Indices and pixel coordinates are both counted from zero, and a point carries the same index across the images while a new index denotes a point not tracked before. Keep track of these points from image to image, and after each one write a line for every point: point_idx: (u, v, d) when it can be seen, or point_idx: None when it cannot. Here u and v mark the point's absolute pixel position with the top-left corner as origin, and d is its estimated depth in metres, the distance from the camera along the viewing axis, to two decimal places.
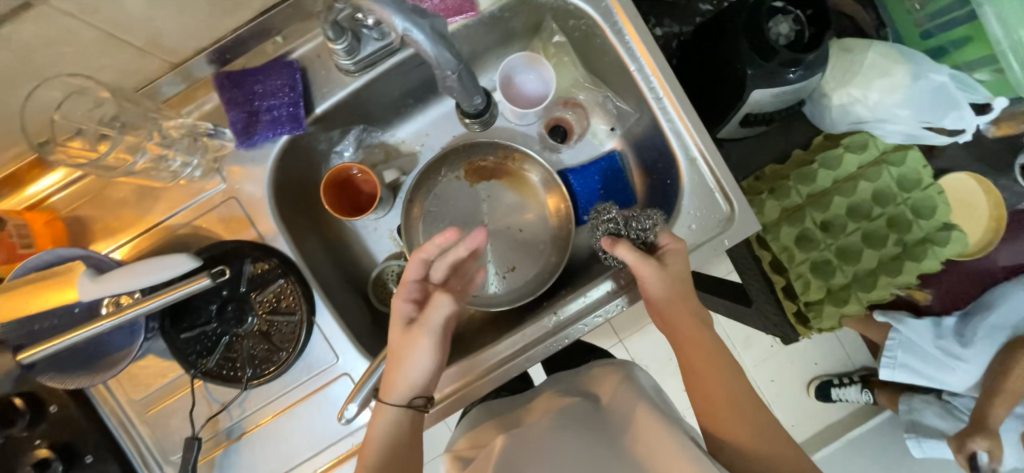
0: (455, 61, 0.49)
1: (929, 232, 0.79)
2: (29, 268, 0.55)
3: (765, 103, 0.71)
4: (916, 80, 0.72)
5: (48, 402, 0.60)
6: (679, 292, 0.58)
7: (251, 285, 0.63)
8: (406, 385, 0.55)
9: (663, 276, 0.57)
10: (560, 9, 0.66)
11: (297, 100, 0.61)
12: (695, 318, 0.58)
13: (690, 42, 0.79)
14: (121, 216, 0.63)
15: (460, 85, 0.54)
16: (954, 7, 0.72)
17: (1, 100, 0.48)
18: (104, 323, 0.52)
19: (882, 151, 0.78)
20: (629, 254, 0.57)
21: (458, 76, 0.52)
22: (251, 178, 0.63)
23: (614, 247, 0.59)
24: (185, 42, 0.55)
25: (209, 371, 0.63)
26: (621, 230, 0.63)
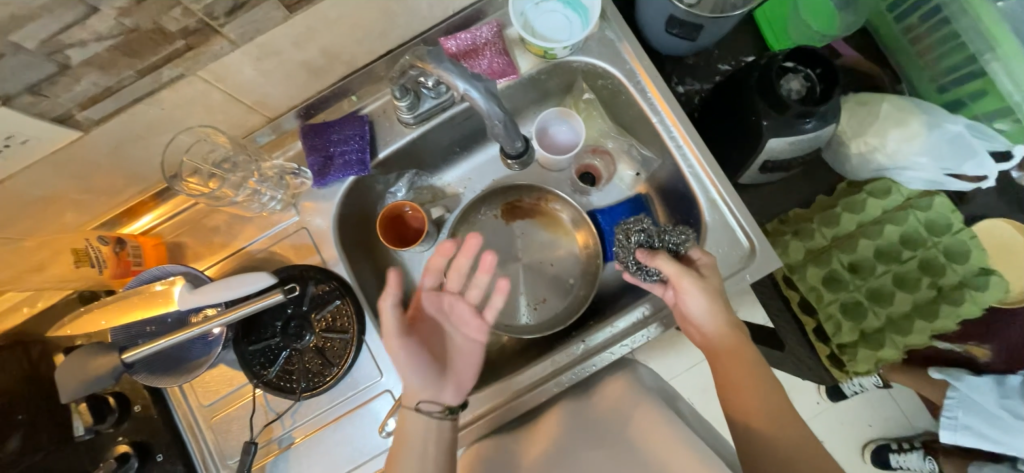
0: (503, 114, 0.59)
1: (964, 276, 0.79)
2: (142, 280, 0.66)
3: (782, 151, 0.77)
4: (932, 130, 0.76)
5: (135, 401, 0.69)
6: (722, 312, 0.62)
7: (312, 304, 0.72)
8: (418, 386, 0.63)
9: (703, 289, 0.61)
10: (589, 72, 0.76)
11: (365, 147, 0.72)
12: (731, 334, 0.62)
13: (709, 97, 0.87)
14: (212, 242, 0.75)
15: (506, 133, 0.64)
16: (963, 64, 0.77)
17: (143, 146, 0.62)
18: (193, 329, 0.61)
19: (906, 196, 0.81)
20: (670, 265, 0.62)
21: (504, 126, 0.62)
22: (321, 211, 0.74)
23: (653, 258, 0.63)
24: (282, 101, 0.69)
25: (270, 381, 0.70)
26: (650, 241, 0.67)
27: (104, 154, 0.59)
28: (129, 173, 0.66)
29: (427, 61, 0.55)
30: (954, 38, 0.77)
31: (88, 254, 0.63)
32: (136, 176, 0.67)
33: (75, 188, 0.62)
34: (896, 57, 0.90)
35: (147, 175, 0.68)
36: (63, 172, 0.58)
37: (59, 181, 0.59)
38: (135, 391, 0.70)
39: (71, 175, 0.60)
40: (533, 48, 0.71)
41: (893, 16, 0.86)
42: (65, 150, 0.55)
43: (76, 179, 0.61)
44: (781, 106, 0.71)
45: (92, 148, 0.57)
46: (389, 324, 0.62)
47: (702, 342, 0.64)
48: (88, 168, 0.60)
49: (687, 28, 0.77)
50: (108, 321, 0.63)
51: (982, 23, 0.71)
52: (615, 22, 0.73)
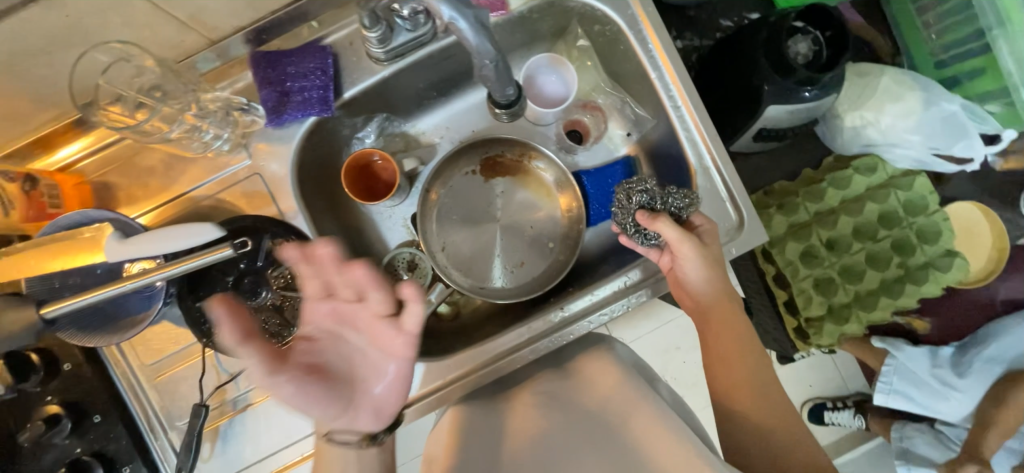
0: (495, 52, 0.51)
1: (930, 257, 0.80)
2: (60, 226, 0.57)
3: (780, 119, 0.73)
4: (929, 108, 0.75)
5: (64, 360, 0.62)
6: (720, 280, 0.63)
7: (269, 259, 0.65)
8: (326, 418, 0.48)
9: (700, 256, 0.61)
10: (586, 14, 0.68)
11: (328, 84, 0.63)
12: (723, 299, 0.64)
13: (709, 56, 0.81)
14: (146, 184, 0.65)
15: (496, 76, 0.56)
16: (970, 38, 0.74)
17: (47, 63, 0.50)
18: (121, 285, 0.53)
19: (890, 174, 0.80)
20: (672, 229, 0.61)
21: (496, 66, 0.54)
22: (276, 155, 0.65)
23: (654, 221, 0.62)
24: (226, 21, 0.57)
25: (221, 342, 0.64)
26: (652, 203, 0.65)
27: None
28: (34, 96, 0.54)
29: None
30: (965, 9, 0.72)
31: None
32: (44, 101, 0.56)
33: None
34: (900, 27, 0.85)
35: (58, 100, 0.57)
36: None
37: None
38: (63, 347, 0.62)
39: None
40: None
41: None
42: None
43: None
44: (786, 71, 0.67)
45: None
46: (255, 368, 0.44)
47: (693, 306, 0.65)
48: None
49: None
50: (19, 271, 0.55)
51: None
52: None
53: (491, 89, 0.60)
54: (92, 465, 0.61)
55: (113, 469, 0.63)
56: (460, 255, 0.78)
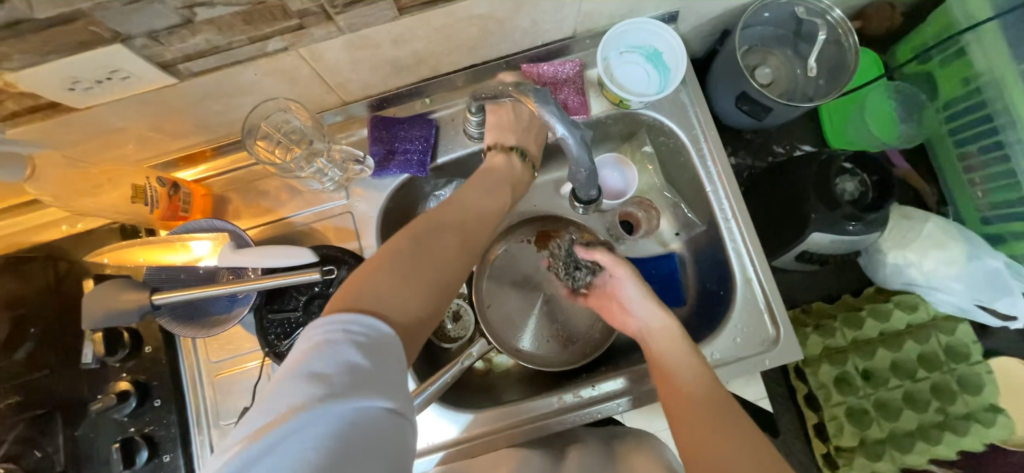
0: (590, 162, 0.61)
1: (972, 409, 0.79)
2: (187, 228, 0.67)
3: (823, 245, 0.78)
4: (972, 260, 0.77)
5: (147, 342, 0.70)
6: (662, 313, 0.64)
7: (340, 288, 0.72)
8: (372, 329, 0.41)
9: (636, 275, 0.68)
10: (655, 127, 0.78)
11: (427, 150, 0.74)
12: (667, 324, 0.62)
13: (759, 176, 0.89)
14: (257, 205, 0.76)
15: (585, 180, 0.64)
16: (1015, 202, 0.79)
17: (224, 102, 0.63)
18: (223, 288, 0.63)
19: (931, 316, 0.82)
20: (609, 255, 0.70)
21: (587, 172, 0.63)
22: (367, 199, 0.76)
23: (592, 250, 0.71)
24: (361, 89, 0.71)
25: (281, 353, 0.71)
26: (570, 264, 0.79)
27: (187, 102, 0.61)
28: (201, 124, 0.68)
29: (533, 98, 0.56)
30: (1011, 175, 0.79)
31: (145, 192, 0.65)
32: (206, 127, 0.69)
33: (149, 127, 0.64)
34: (945, 179, 0.91)
35: (215, 128, 0.70)
36: (146, 109, 0.60)
37: (138, 116, 0.61)
38: (149, 331, 0.71)
39: (151, 114, 0.62)
40: (609, 95, 0.73)
41: (954, 140, 0.87)
42: (155, 92, 0.57)
43: (152, 118, 0.63)
44: (832, 204, 0.73)
45: (180, 95, 0.59)
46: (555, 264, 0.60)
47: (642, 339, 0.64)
48: (168, 111, 0.62)
49: (758, 107, 0.79)
50: (146, 259, 0.64)
51: None
52: (691, 87, 0.76)
53: (576, 188, 0.69)
54: (139, 446, 0.66)
55: (154, 454, 0.67)
56: (503, 317, 0.82)
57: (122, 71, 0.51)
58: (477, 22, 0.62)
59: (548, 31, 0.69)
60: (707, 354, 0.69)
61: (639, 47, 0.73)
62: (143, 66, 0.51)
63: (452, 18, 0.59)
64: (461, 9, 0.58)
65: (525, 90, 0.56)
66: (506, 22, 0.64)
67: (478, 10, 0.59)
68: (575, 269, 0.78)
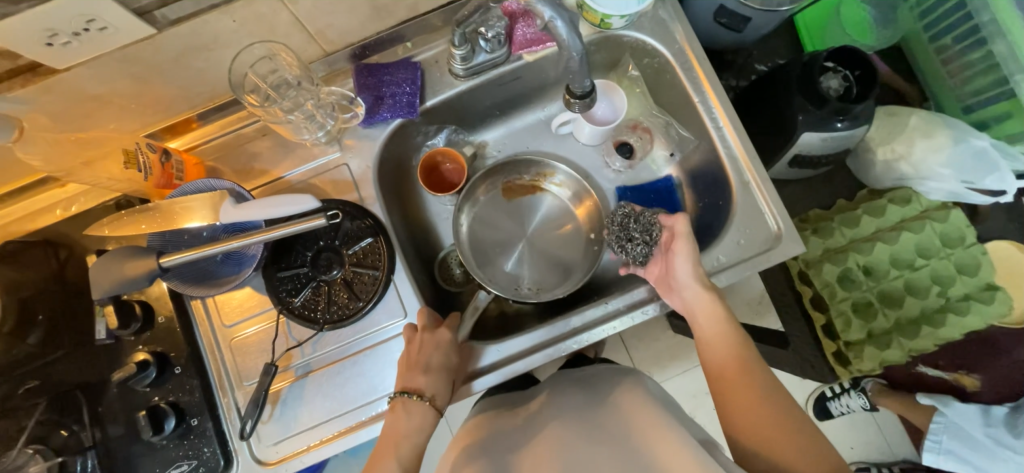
0: (582, 46, 0.59)
1: (970, 290, 0.82)
2: (185, 191, 0.67)
3: (814, 146, 0.79)
4: (958, 144, 0.79)
5: (159, 313, 0.70)
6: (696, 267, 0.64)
7: (346, 238, 0.73)
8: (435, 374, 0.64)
9: (681, 251, 0.65)
10: (638, 49, 0.78)
11: (416, 92, 0.74)
12: (715, 305, 0.62)
13: (744, 93, 0.90)
14: (251, 168, 0.75)
15: (579, 69, 0.62)
16: (992, 86, 0.81)
17: (205, 58, 0.63)
18: (230, 243, 0.62)
19: (925, 207, 0.84)
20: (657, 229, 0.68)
21: (581, 59, 0.60)
22: (361, 150, 0.75)
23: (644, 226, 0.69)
24: (342, 37, 0.70)
25: (294, 309, 0.71)
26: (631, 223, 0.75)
27: (167, 59, 0.60)
28: (183, 86, 0.66)
29: None
30: (987, 59, 0.80)
31: (138, 158, 0.64)
32: (188, 91, 0.68)
33: (131, 92, 0.63)
34: (926, 77, 0.92)
35: (198, 91, 0.69)
36: (126, 70, 0.59)
37: (119, 79, 0.60)
38: (159, 301, 0.70)
39: (131, 76, 0.61)
40: (589, 15, 0.73)
41: (929, 36, 0.89)
42: (136, 45, 0.56)
43: (133, 80, 0.61)
44: (819, 102, 0.74)
45: (159, 49, 0.58)
46: (673, 241, 0.66)
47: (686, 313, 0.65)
48: (150, 72, 0.61)
49: (737, 19, 0.80)
50: (149, 225, 0.64)
51: (1015, 47, 0.74)
52: (668, 3, 0.76)
53: (568, 81, 0.66)
54: (166, 414, 0.66)
55: (182, 420, 0.68)
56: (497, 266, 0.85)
57: (99, 20, 0.50)
58: None
59: None
60: (712, 259, 0.71)
61: None
62: (118, 12, 0.50)
63: None
64: None
65: None
66: None
67: None
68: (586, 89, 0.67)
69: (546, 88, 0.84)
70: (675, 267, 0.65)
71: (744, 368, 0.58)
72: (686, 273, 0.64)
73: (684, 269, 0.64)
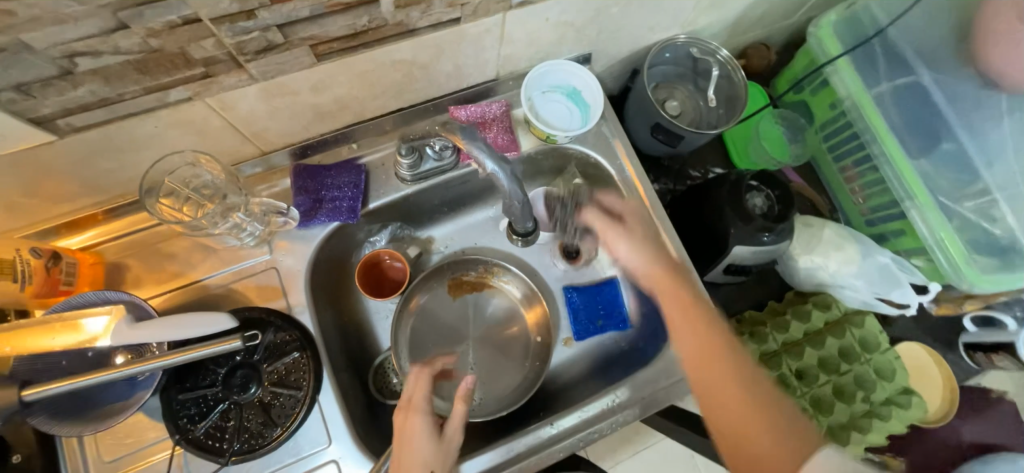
0: (524, 194, 0.61)
1: (890, 394, 0.87)
2: (70, 304, 0.57)
3: (744, 257, 0.84)
4: (866, 258, 0.87)
5: (15, 451, 0.56)
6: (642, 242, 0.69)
7: (266, 353, 0.65)
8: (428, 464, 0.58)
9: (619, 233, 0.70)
10: (583, 160, 0.82)
11: (358, 196, 0.71)
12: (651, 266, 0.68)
13: (680, 199, 0.96)
14: (164, 269, 0.67)
15: (520, 211, 0.67)
16: (886, 206, 0.92)
17: (119, 159, 0.57)
18: (120, 370, 0.54)
19: (843, 312, 0.90)
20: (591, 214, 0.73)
21: (521, 204, 0.64)
22: (294, 252, 0.70)
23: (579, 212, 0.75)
24: (281, 139, 0.67)
25: (195, 439, 0.61)
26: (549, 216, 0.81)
27: (71, 161, 0.54)
28: (90, 185, 0.60)
29: (460, 137, 0.56)
30: (881, 183, 0.91)
31: (13, 266, 0.55)
32: (96, 189, 0.61)
33: (21, 192, 0.56)
34: (833, 189, 1.03)
35: (108, 189, 0.62)
36: (17, 173, 0.52)
37: (5, 181, 0.53)
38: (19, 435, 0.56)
39: (23, 177, 0.54)
40: (535, 130, 0.74)
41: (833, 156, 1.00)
42: (30, 151, 0.50)
43: (25, 181, 0.54)
44: (747, 219, 0.79)
45: (61, 153, 0.52)
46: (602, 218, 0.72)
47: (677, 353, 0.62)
48: (47, 173, 0.55)
49: (671, 135, 0.86)
50: (13, 348, 0.52)
51: (903, 176, 0.85)
52: (610, 121, 0.81)
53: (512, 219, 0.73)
54: None
55: None
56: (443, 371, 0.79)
57: None
58: (400, 67, 0.62)
59: (471, 75, 0.71)
60: (657, 374, 0.70)
61: (559, 86, 0.76)
62: (9, 122, 0.45)
63: (374, 63, 0.59)
64: (382, 55, 0.58)
65: (451, 129, 0.56)
66: (429, 67, 0.64)
67: (400, 55, 0.59)
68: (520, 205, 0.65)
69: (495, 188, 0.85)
70: (613, 237, 0.71)
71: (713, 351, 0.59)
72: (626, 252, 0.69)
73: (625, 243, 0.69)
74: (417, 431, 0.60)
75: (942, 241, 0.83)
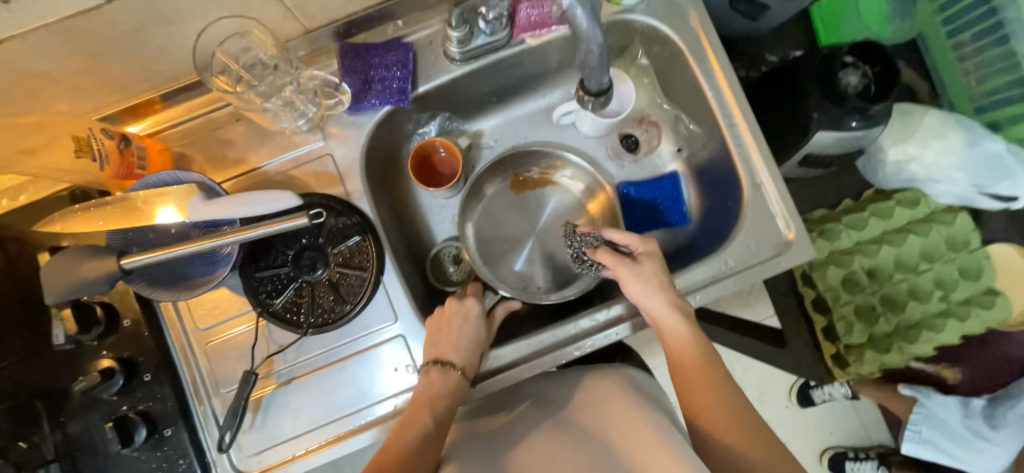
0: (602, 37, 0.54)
1: (972, 294, 0.81)
2: (147, 184, 0.60)
3: (827, 146, 0.76)
4: (971, 146, 0.77)
5: (124, 316, 0.64)
6: (657, 290, 0.60)
7: (330, 237, 0.67)
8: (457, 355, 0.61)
9: (635, 274, 0.61)
10: (650, 35, 0.72)
11: (407, 77, 0.67)
12: (675, 316, 0.58)
13: (755, 85, 0.85)
14: (223, 156, 0.68)
15: (594, 63, 0.58)
16: (1009, 85, 0.78)
17: (167, 33, 0.55)
18: (202, 243, 0.57)
19: (933, 209, 0.82)
20: (608, 256, 0.63)
21: (599, 53, 0.56)
22: (347, 140, 0.69)
23: (594, 251, 0.65)
24: (325, 13, 0.62)
25: (275, 312, 0.66)
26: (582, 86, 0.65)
27: (122, 33, 0.52)
28: (143, 64, 0.59)
29: None
30: (1008, 57, 0.76)
31: (91, 145, 0.57)
32: (149, 69, 0.60)
33: (81, 70, 0.55)
34: (939, 72, 0.89)
35: (160, 70, 0.61)
36: (73, 45, 0.51)
37: (65, 56, 0.52)
38: (125, 303, 0.64)
39: (80, 51, 0.53)
40: None
41: (947, 30, 0.85)
42: (82, 18, 0.48)
43: (83, 57, 0.54)
44: (838, 99, 0.70)
45: (111, 23, 0.50)
46: (627, 272, 0.62)
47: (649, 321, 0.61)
48: (102, 48, 0.53)
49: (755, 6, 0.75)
50: (106, 222, 0.58)
51: None
52: None
53: (584, 79, 0.62)
54: (137, 424, 0.61)
55: (154, 430, 0.63)
56: (508, 267, 0.80)
57: None
58: None
59: None
60: (721, 263, 0.68)
61: None
62: None
63: None
64: None
65: None
66: None
67: None
68: (580, 260, 0.72)
69: (547, 75, 0.79)
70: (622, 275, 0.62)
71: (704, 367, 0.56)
72: (645, 299, 0.60)
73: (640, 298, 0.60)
74: (467, 315, 0.64)
75: None
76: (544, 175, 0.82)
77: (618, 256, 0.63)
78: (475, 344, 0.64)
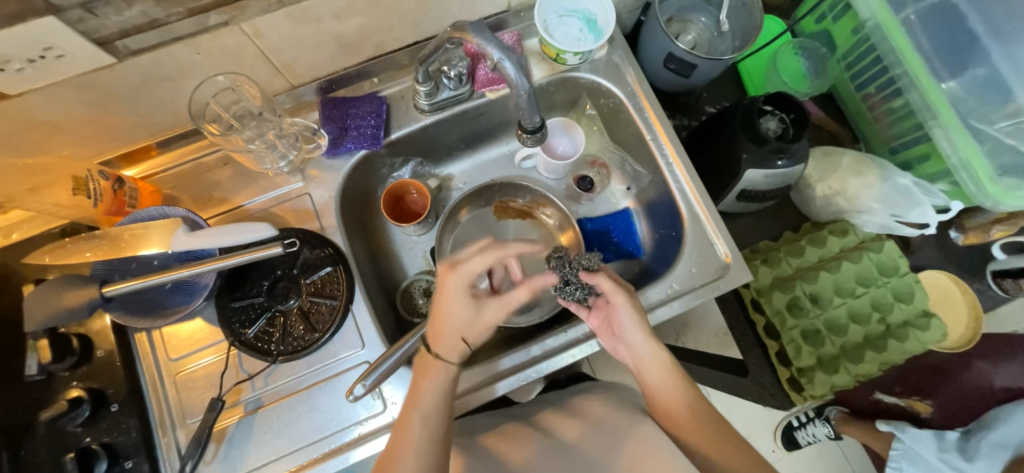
0: (529, 85, 0.61)
1: (908, 316, 0.87)
2: (136, 219, 0.66)
3: (758, 182, 0.85)
4: (886, 182, 0.86)
5: (98, 347, 0.66)
6: (645, 328, 0.65)
7: (303, 268, 0.72)
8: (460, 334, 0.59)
9: (634, 308, 0.65)
10: (595, 89, 0.83)
11: (380, 125, 0.76)
12: (657, 351, 0.65)
13: (694, 132, 0.96)
14: (209, 196, 0.75)
15: (526, 107, 0.65)
16: (911, 130, 0.89)
17: (168, 88, 0.63)
18: (180, 270, 0.61)
19: (862, 238, 0.90)
20: (607, 282, 0.65)
21: (528, 98, 0.63)
22: (324, 181, 0.76)
23: (592, 275, 0.66)
24: (308, 72, 0.72)
25: (247, 341, 0.69)
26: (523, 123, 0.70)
27: (128, 87, 0.60)
28: (144, 114, 0.67)
29: (469, 32, 0.59)
30: (904, 106, 0.89)
31: (87, 184, 0.63)
32: (149, 119, 0.68)
33: (87, 119, 0.63)
34: (855, 119, 1.02)
35: (159, 119, 0.69)
36: (83, 97, 0.59)
37: (75, 106, 0.60)
38: (100, 334, 0.67)
39: (89, 103, 0.60)
40: (547, 49, 0.76)
41: (855, 85, 0.99)
42: (94, 74, 0.56)
43: (91, 107, 0.61)
44: (760, 141, 0.80)
45: (119, 78, 0.58)
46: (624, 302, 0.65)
47: (634, 368, 0.68)
48: (109, 100, 0.61)
49: (683, 65, 0.87)
50: (93, 254, 0.62)
51: (927, 97, 0.83)
52: (621, 49, 0.82)
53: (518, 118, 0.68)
54: (99, 457, 0.62)
55: (115, 463, 0.63)
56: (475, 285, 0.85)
57: (56, 48, 0.50)
58: None
59: (483, 5, 0.73)
60: (666, 288, 0.74)
61: (575, 11, 0.77)
62: (77, 41, 0.50)
63: None
64: None
65: (462, 26, 0.59)
66: None
67: None
68: (566, 285, 0.72)
69: (509, 124, 0.88)
70: (619, 302, 0.65)
71: (679, 393, 0.64)
72: (635, 332, 0.65)
73: (630, 331, 0.65)
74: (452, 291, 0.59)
75: (968, 161, 0.80)
76: (523, 206, 0.89)
77: (617, 283, 0.65)
78: (461, 322, 0.59)
